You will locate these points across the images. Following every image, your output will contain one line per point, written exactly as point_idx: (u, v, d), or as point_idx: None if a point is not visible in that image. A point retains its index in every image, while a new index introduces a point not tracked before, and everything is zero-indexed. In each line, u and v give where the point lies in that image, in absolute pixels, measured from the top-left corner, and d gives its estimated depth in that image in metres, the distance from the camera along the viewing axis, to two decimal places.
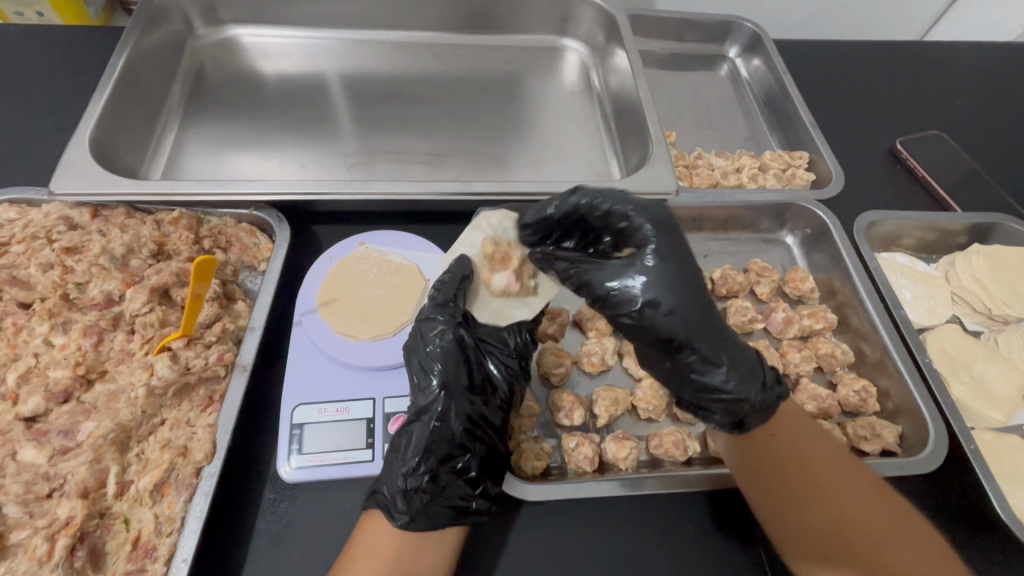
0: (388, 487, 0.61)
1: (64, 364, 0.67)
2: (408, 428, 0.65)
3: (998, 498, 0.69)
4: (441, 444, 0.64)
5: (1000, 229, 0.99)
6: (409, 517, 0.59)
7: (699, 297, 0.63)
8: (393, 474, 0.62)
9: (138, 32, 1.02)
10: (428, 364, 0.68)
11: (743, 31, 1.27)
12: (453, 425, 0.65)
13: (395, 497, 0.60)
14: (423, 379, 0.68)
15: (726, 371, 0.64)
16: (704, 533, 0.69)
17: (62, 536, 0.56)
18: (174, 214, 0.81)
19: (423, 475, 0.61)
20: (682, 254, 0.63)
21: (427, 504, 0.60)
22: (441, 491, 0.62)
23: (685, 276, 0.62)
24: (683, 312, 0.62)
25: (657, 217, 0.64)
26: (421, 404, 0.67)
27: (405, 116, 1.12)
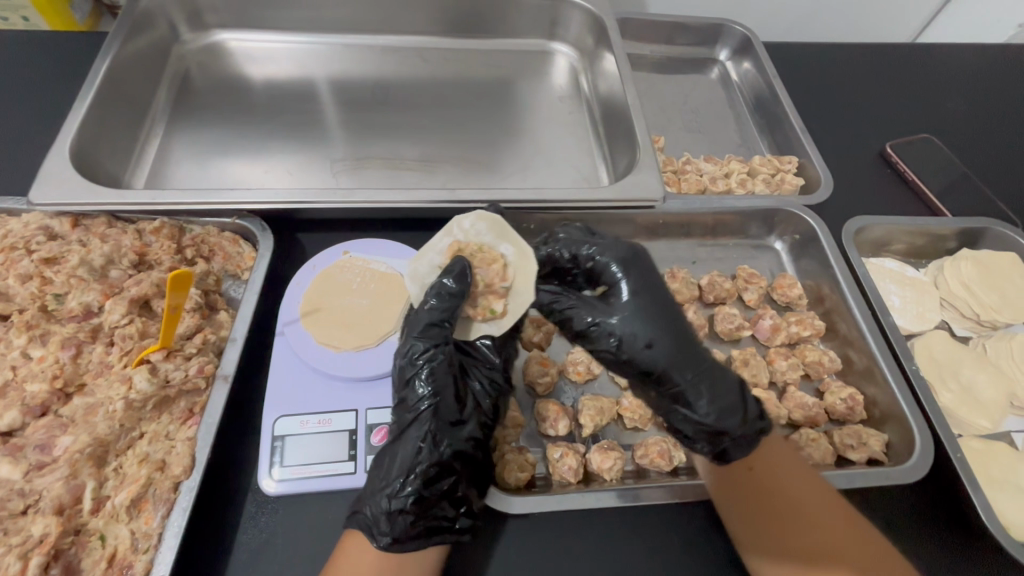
0: (370, 505, 0.61)
1: (41, 377, 0.67)
2: (391, 447, 0.64)
3: (983, 507, 0.69)
4: (425, 463, 0.62)
5: (989, 233, 0.99)
6: (392, 538, 0.59)
7: (677, 325, 0.67)
8: (376, 494, 0.61)
9: (122, 37, 1.01)
10: (414, 384, 0.66)
11: (734, 35, 1.26)
12: (437, 444, 0.63)
13: (379, 519, 0.60)
14: (409, 398, 0.66)
15: (712, 393, 0.65)
16: (689, 544, 0.69)
17: (36, 554, 0.56)
18: (155, 223, 0.80)
19: (408, 496, 0.60)
20: (650, 287, 0.69)
21: (411, 525, 0.60)
22: (424, 511, 0.61)
23: (658, 307, 0.67)
24: (662, 344, 0.65)
25: (623, 254, 0.70)
26: (404, 421, 0.65)
27: (393, 121, 1.11)
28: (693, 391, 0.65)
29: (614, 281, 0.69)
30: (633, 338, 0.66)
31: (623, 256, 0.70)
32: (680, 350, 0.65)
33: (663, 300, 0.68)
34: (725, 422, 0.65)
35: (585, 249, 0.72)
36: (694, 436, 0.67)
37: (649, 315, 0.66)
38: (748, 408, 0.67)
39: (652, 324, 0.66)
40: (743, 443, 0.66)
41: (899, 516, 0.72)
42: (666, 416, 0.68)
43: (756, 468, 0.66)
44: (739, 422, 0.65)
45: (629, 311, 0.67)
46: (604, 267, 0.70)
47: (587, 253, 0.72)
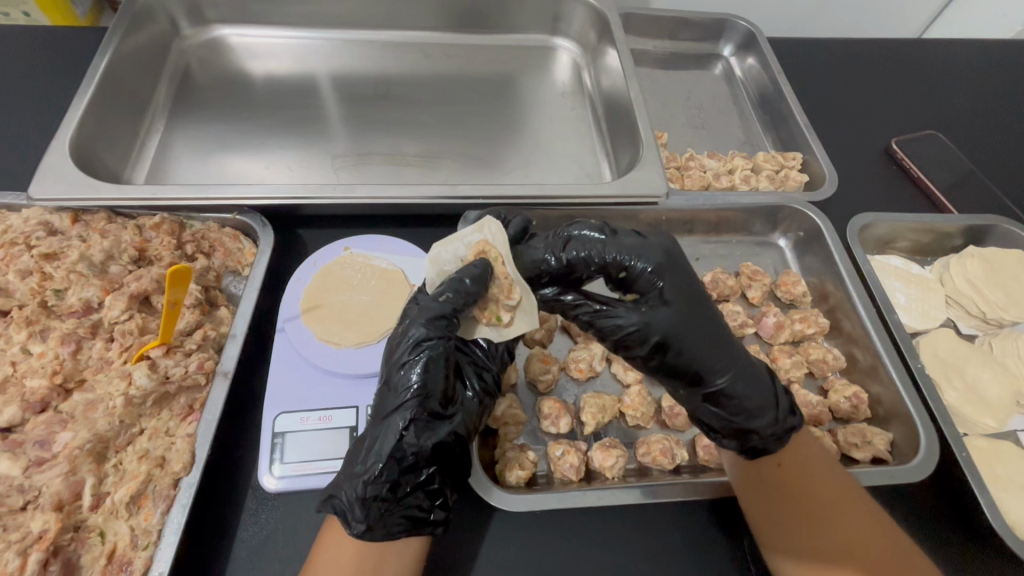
0: (346, 488, 0.60)
1: (41, 372, 0.67)
2: (373, 431, 0.62)
3: (989, 506, 0.68)
4: (405, 453, 0.61)
5: (996, 231, 0.98)
6: (363, 525, 0.58)
7: (713, 327, 0.66)
8: (352, 478, 0.60)
9: (122, 32, 1.00)
10: (406, 366, 0.63)
11: (737, 30, 1.25)
12: (418, 435, 0.62)
13: (352, 505, 0.58)
14: (400, 381, 0.63)
15: (744, 391, 0.65)
16: (691, 542, 0.68)
17: (34, 551, 0.55)
18: (155, 219, 0.80)
19: (384, 483, 0.59)
20: (687, 290, 0.66)
21: (384, 513, 0.59)
22: (399, 501, 0.60)
23: (694, 310, 0.66)
24: (697, 348, 0.64)
25: (659, 259, 0.66)
26: (390, 406, 0.63)
27: (394, 117, 1.10)
28: (727, 391, 0.65)
29: (648, 288, 0.66)
30: (667, 343, 0.64)
31: (661, 260, 0.66)
32: (714, 353, 0.65)
33: (701, 304, 0.67)
34: (756, 420, 0.65)
35: (616, 252, 0.67)
36: (721, 431, 0.67)
37: (687, 320, 0.65)
38: (779, 404, 0.67)
39: (687, 330, 0.65)
40: (772, 439, 0.65)
41: (902, 514, 0.71)
42: (695, 412, 0.68)
43: (783, 464, 0.66)
44: (771, 421, 0.65)
45: (665, 317, 0.64)
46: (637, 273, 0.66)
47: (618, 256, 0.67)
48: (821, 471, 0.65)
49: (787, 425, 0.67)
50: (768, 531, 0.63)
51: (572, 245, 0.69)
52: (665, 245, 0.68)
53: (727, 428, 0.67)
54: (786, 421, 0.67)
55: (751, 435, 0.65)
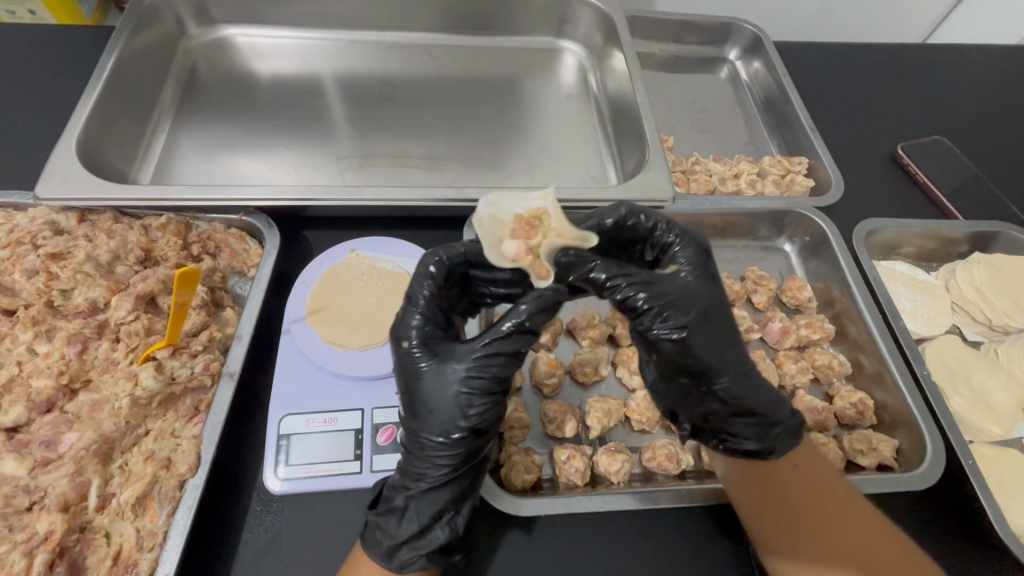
0: (399, 527, 0.60)
1: (47, 373, 0.67)
2: (414, 462, 0.62)
3: (995, 514, 0.68)
4: (456, 475, 0.61)
5: (1002, 237, 0.98)
6: (427, 556, 0.59)
7: (731, 319, 0.65)
8: (396, 512, 0.60)
9: (129, 32, 1.01)
10: (450, 403, 0.60)
11: (744, 34, 1.25)
12: (462, 453, 0.61)
13: (417, 535, 0.60)
14: (444, 415, 0.60)
15: (757, 393, 0.65)
16: (696, 548, 0.68)
17: (40, 552, 0.55)
18: (161, 219, 0.80)
19: (430, 518, 0.60)
20: (716, 277, 0.66)
21: (430, 544, 0.60)
22: (454, 525, 0.61)
23: (720, 296, 0.65)
24: (721, 336, 0.64)
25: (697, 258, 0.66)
26: (431, 430, 0.60)
27: (400, 118, 1.10)
28: (738, 390, 0.64)
29: (683, 263, 0.66)
30: (699, 320, 0.62)
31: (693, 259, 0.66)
32: (731, 353, 0.64)
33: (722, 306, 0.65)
34: (770, 420, 0.65)
35: (662, 230, 0.68)
36: (742, 434, 0.65)
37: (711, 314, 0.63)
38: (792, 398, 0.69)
39: (719, 311, 0.64)
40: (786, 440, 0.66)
41: (908, 522, 0.71)
42: (710, 412, 0.66)
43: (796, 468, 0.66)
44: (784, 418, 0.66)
45: (699, 292, 0.63)
46: (676, 254, 0.67)
47: (664, 233, 0.68)
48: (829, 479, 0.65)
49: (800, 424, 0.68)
50: (768, 532, 0.64)
51: (625, 215, 0.69)
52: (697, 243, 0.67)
53: (738, 428, 0.65)
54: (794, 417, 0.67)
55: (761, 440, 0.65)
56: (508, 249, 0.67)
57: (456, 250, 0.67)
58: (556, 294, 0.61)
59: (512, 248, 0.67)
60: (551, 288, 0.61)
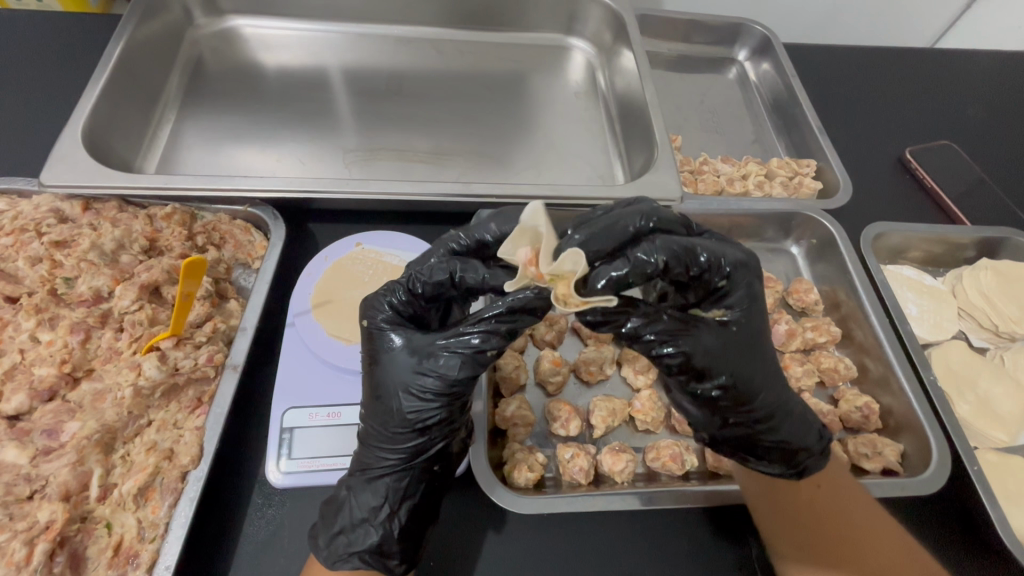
0: (338, 516, 0.60)
1: (49, 361, 0.66)
2: (365, 449, 0.63)
3: (999, 520, 0.67)
4: (398, 470, 0.61)
5: (1010, 243, 0.97)
6: (358, 556, 0.58)
7: (769, 365, 0.63)
8: (339, 507, 0.61)
9: (136, 20, 1.00)
10: (394, 398, 0.60)
11: (753, 34, 1.24)
12: (406, 448, 0.61)
13: (353, 529, 0.60)
14: (388, 409, 0.60)
15: (784, 431, 0.64)
16: (699, 548, 0.68)
17: (41, 541, 0.55)
18: (167, 209, 0.79)
19: (363, 515, 0.60)
20: (758, 324, 0.63)
21: (359, 543, 0.59)
22: (389, 528, 0.59)
23: (758, 340, 0.62)
24: (757, 377, 0.62)
25: (751, 293, 0.62)
26: (380, 420, 0.61)
27: (406, 113, 1.10)
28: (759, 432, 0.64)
29: (732, 309, 0.61)
30: (742, 368, 0.61)
31: (743, 297, 0.61)
32: (764, 397, 0.62)
33: (761, 347, 0.63)
34: (799, 447, 0.65)
35: (724, 269, 0.59)
36: (767, 456, 0.65)
37: (750, 362, 0.61)
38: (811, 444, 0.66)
39: (757, 360, 0.62)
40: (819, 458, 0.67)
41: (910, 525, 0.71)
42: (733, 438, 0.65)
43: (823, 487, 0.66)
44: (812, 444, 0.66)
45: (741, 340, 0.61)
46: (723, 297, 0.62)
47: (718, 273, 0.60)
48: (843, 490, 0.65)
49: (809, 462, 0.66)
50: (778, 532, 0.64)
51: (680, 250, 0.57)
52: (753, 272, 0.61)
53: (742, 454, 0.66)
54: (803, 462, 0.66)
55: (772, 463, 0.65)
56: (518, 250, 0.54)
57: (478, 275, 0.59)
58: (536, 296, 0.56)
59: (519, 254, 0.54)
60: (534, 289, 0.57)
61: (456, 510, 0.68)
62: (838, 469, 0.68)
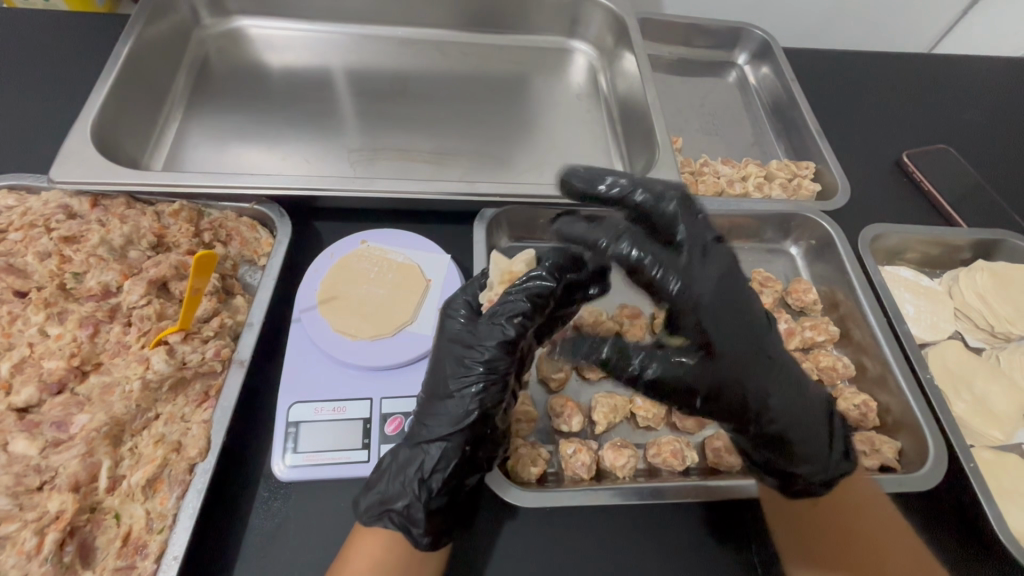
0: (383, 479, 0.61)
1: (58, 354, 0.67)
2: (421, 419, 0.64)
3: (997, 518, 0.68)
4: (448, 452, 0.61)
5: (1004, 245, 0.99)
6: (390, 515, 0.59)
7: (771, 359, 0.65)
8: (384, 474, 0.62)
9: (144, 20, 1.01)
10: (455, 368, 0.64)
11: (753, 39, 1.26)
12: (457, 424, 0.61)
13: (391, 499, 0.60)
14: (453, 382, 0.64)
15: (805, 436, 0.67)
16: (700, 544, 0.69)
17: (51, 531, 0.56)
18: (175, 206, 0.80)
19: (404, 481, 0.60)
20: (752, 325, 0.64)
21: (394, 507, 0.59)
22: (425, 501, 0.59)
23: (743, 331, 0.64)
24: (753, 379, 0.64)
25: (730, 294, 0.63)
26: (439, 391, 0.64)
27: (411, 113, 1.11)
28: (779, 431, 0.66)
29: (699, 309, 0.62)
30: (738, 378, 0.64)
31: (727, 297, 0.63)
32: (772, 402, 0.65)
33: (762, 349, 0.65)
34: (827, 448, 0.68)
35: (655, 263, 0.62)
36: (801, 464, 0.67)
37: (748, 364, 0.64)
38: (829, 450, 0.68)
39: (739, 360, 0.63)
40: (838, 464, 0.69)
41: (907, 521, 0.72)
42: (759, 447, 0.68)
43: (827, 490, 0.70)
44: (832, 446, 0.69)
45: (744, 351, 0.64)
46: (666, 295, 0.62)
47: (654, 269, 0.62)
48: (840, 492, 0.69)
49: (835, 470, 0.69)
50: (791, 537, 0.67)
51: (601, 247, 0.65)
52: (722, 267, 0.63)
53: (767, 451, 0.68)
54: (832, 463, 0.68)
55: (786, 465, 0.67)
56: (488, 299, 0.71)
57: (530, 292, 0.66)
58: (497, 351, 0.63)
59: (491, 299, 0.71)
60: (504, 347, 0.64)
61: None
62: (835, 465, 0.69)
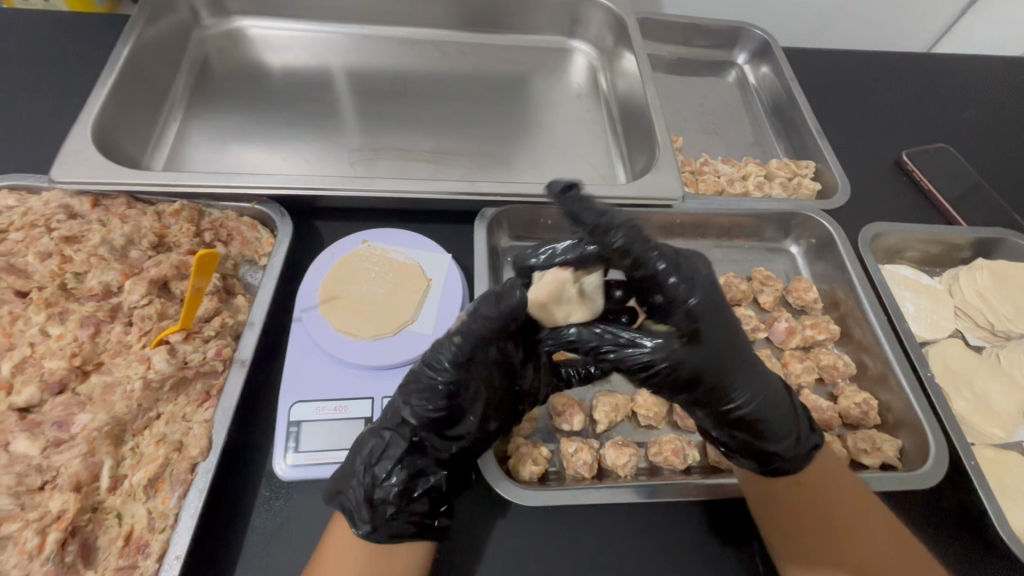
0: (343, 466, 0.62)
1: (59, 354, 0.67)
2: (391, 408, 0.64)
3: (998, 516, 0.69)
4: (393, 438, 0.62)
5: (1004, 244, 0.99)
6: (342, 501, 0.60)
7: (742, 352, 0.65)
8: (348, 464, 0.62)
9: (144, 20, 1.01)
10: (432, 364, 0.64)
11: (752, 38, 1.27)
12: (406, 415, 0.63)
13: (338, 484, 0.61)
14: (425, 374, 0.64)
15: (771, 427, 0.66)
16: (702, 543, 0.69)
17: (53, 530, 0.56)
18: (175, 206, 0.80)
19: (361, 467, 0.60)
20: (728, 321, 0.64)
21: (349, 494, 0.60)
22: (368, 487, 0.59)
23: (707, 327, 0.61)
24: (729, 369, 0.64)
25: (707, 290, 0.62)
26: (410, 381, 0.65)
27: (411, 113, 1.11)
28: (757, 418, 0.65)
29: (688, 308, 0.60)
30: (712, 371, 0.63)
31: (705, 293, 0.61)
32: (747, 394, 0.65)
33: (735, 344, 0.64)
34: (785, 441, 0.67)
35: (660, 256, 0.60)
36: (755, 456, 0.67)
37: (725, 359, 0.63)
38: (801, 428, 0.68)
39: (723, 352, 0.63)
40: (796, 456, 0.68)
41: (908, 518, 0.72)
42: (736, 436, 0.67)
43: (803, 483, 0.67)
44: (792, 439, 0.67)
45: (722, 346, 0.63)
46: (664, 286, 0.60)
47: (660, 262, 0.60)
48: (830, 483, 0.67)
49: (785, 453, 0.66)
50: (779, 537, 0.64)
51: (633, 231, 0.58)
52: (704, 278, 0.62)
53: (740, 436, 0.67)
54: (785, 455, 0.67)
55: (768, 452, 0.66)
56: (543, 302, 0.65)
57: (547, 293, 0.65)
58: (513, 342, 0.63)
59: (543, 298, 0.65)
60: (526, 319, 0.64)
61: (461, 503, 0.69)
62: (832, 464, 0.70)
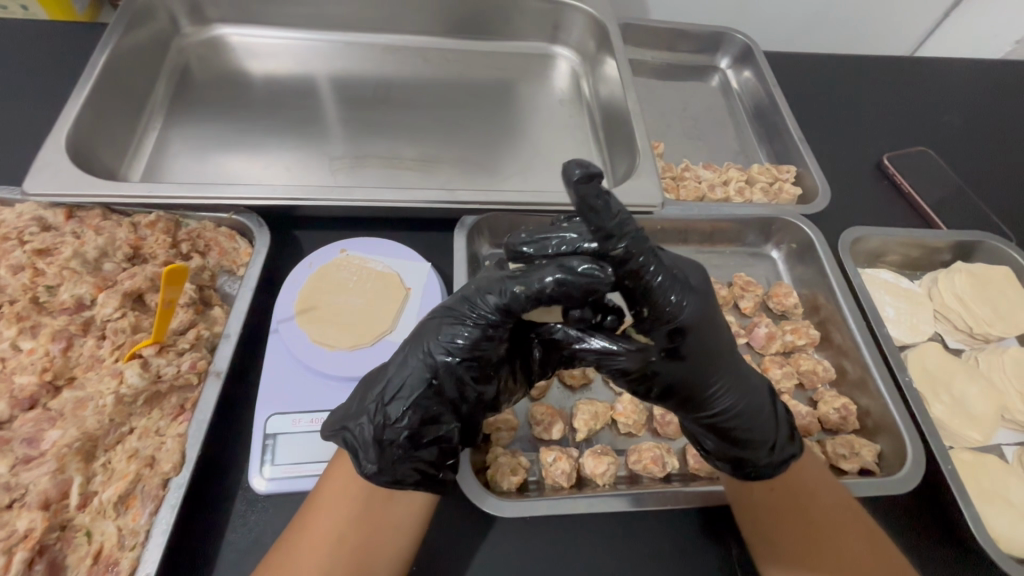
0: (354, 403, 0.61)
1: (30, 369, 0.66)
2: (411, 344, 0.63)
3: (974, 520, 0.69)
4: (414, 379, 0.60)
5: (983, 247, 1.00)
6: (347, 435, 0.59)
7: (736, 363, 0.66)
8: (356, 405, 0.61)
9: (123, 29, 1.01)
10: (464, 307, 0.62)
11: (734, 43, 1.27)
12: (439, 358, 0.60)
13: (346, 419, 0.60)
14: (455, 313, 0.62)
15: (763, 439, 0.66)
16: (682, 550, 0.69)
17: (20, 550, 0.55)
18: (151, 217, 0.80)
19: (374, 406, 0.59)
20: (724, 337, 0.64)
21: (356, 431, 0.59)
22: (378, 427, 0.58)
23: (704, 336, 0.61)
24: (720, 379, 0.64)
25: (709, 306, 0.62)
26: (439, 321, 0.62)
27: (393, 120, 1.11)
28: (745, 427, 0.65)
29: (684, 324, 0.59)
30: (705, 375, 0.63)
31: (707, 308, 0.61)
32: (739, 403, 0.65)
33: (733, 357, 0.65)
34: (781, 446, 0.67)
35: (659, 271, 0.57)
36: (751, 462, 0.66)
37: (721, 368, 0.64)
38: (780, 433, 0.68)
39: (704, 362, 0.63)
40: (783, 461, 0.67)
41: (887, 523, 0.72)
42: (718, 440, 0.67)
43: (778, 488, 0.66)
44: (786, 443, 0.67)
45: (717, 357, 0.63)
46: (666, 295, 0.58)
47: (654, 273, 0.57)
48: (813, 487, 0.67)
49: (782, 456, 0.67)
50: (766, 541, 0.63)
51: (638, 238, 0.55)
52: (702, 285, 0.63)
53: (720, 442, 0.67)
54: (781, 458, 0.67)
55: (741, 458, 0.66)
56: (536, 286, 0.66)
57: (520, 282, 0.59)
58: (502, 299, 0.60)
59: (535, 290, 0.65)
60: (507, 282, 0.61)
61: (439, 515, 0.68)
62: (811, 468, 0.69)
